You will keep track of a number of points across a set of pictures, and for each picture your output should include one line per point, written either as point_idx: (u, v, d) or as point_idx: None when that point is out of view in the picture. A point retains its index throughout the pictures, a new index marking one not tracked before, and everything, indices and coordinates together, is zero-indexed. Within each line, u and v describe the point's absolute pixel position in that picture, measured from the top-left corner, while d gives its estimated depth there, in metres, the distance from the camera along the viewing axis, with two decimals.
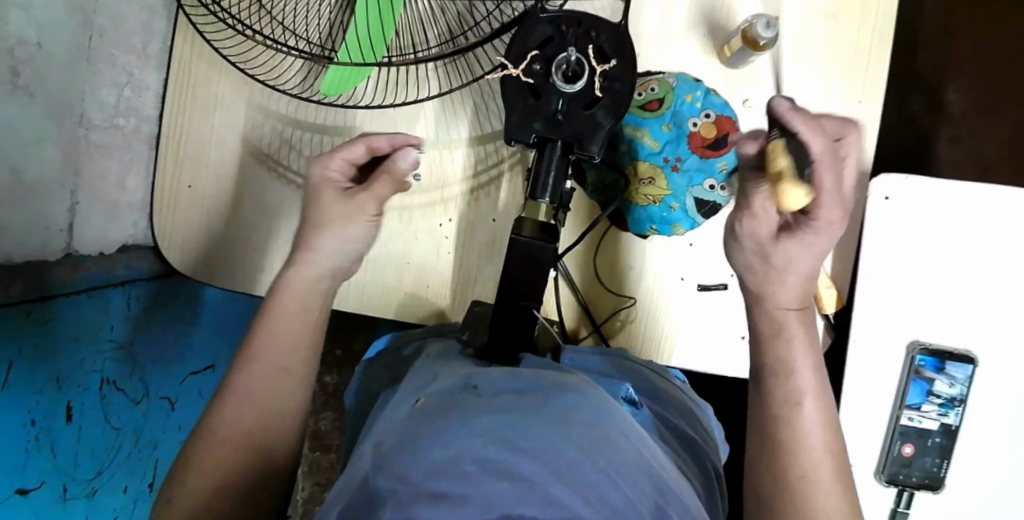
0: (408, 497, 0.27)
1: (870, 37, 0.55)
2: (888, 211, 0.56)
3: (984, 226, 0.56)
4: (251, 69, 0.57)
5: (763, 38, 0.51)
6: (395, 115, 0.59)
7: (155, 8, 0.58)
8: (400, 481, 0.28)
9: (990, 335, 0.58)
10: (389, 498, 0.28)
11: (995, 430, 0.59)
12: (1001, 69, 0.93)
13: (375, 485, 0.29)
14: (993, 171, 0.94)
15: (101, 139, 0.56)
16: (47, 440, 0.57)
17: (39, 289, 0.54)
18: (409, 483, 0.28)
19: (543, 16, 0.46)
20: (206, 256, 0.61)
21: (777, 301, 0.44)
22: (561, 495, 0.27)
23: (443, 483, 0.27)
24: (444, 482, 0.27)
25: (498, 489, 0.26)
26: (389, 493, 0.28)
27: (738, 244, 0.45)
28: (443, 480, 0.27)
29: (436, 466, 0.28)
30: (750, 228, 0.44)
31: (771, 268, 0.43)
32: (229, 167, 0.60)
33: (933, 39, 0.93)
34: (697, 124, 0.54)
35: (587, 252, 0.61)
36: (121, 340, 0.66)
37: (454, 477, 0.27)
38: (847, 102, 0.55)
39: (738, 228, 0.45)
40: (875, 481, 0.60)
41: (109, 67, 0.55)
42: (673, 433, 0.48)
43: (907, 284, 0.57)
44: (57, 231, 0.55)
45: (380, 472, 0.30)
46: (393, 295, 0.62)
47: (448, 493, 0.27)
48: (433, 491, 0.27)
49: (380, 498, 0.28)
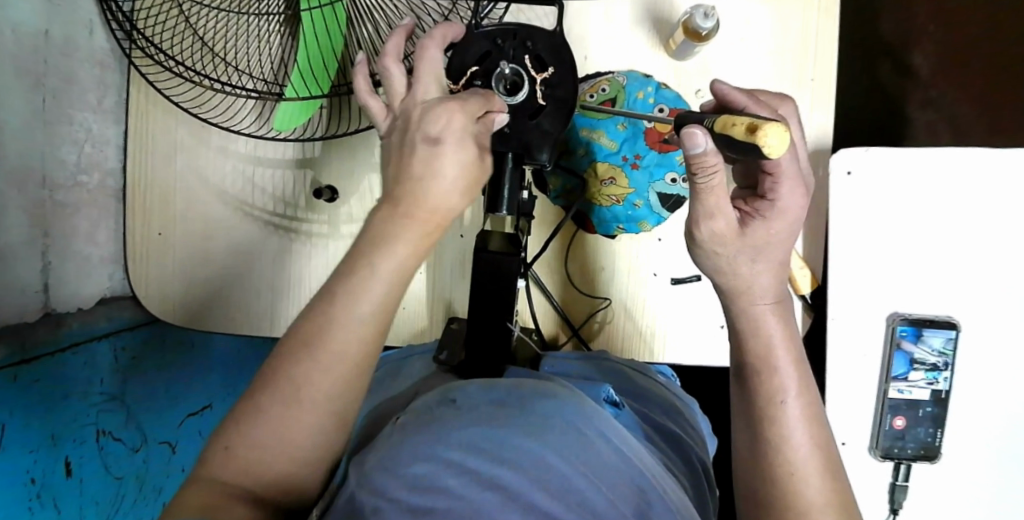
0: (395, 514, 0.29)
1: (815, 13, 0.55)
2: (851, 186, 0.56)
3: (951, 191, 0.56)
4: (204, 112, 0.59)
5: (704, 28, 0.51)
6: (354, 141, 0.60)
7: (107, 62, 0.59)
8: (384, 499, 0.30)
9: (969, 300, 0.57)
10: (372, 515, 0.29)
11: (986, 393, 0.58)
12: (968, 27, 0.93)
13: (358, 502, 0.31)
14: (973, 130, 0.92)
15: (67, 198, 0.57)
16: (50, 496, 0.58)
17: (24, 350, 0.55)
18: (393, 500, 0.30)
19: (479, 32, 0.46)
20: (182, 301, 0.61)
21: (755, 298, 0.39)
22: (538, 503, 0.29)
23: (425, 498, 0.29)
24: (426, 498, 0.29)
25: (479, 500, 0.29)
26: (371, 512, 0.30)
27: (704, 246, 0.39)
28: (425, 495, 0.29)
29: (418, 482, 0.30)
30: (711, 229, 0.38)
31: (750, 262, 0.38)
32: (199, 210, 0.60)
33: (893, 5, 0.93)
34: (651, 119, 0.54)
35: (557, 256, 0.62)
36: (112, 391, 0.66)
37: (435, 493, 0.29)
38: (800, 82, 0.55)
39: (697, 235, 0.39)
40: (869, 456, 0.60)
41: (67, 127, 0.56)
42: (657, 430, 0.48)
43: (881, 257, 0.57)
44: (33, 291, 0.55)
45: (362, 489, 0.31)
46: None
47: (432, 509, 0.29)
48: (416, 507, 0.29)
49: (364, 516, 0.29)
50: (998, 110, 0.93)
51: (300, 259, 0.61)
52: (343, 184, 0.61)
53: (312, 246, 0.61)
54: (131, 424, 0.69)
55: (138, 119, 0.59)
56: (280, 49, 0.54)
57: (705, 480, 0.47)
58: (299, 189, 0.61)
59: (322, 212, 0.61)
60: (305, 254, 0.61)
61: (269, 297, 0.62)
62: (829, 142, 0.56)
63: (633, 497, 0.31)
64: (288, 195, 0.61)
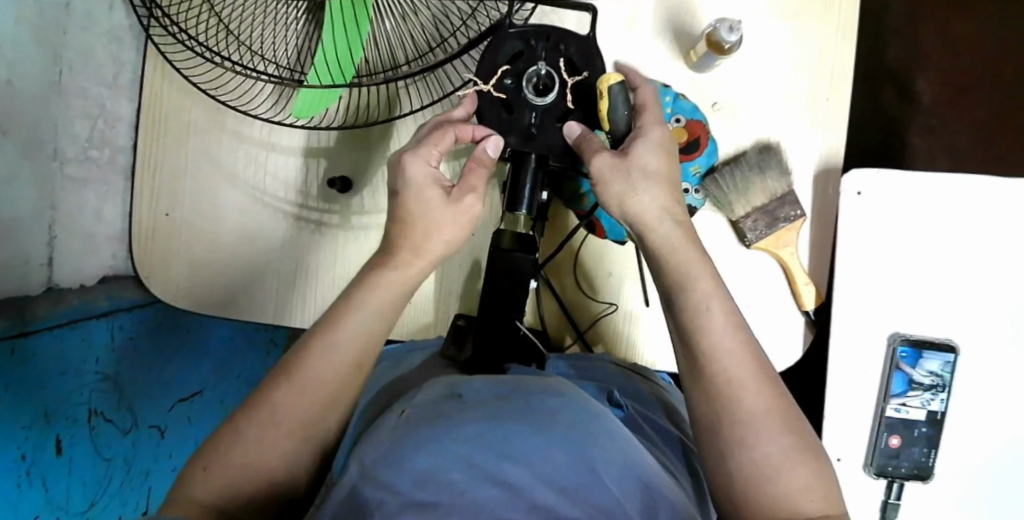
0: (399, 508, 0.28)
1: (834, 34, 0.56)
2: (861, 206, 0.57)
3: (956, 215, 0.57)
4: (221, 95, 0.58)
5: (728, 41, 0.52)
6: (369, 133, 0.60)
7: (124, 38, 0.58)
8: (389, 491, 0.30)
9: (968, 325, 0.58)
10: (376, 510, 0.29)
11: (979, 417, 0.60)
12: (972, 56, 0.94)
13: (362, 496, 0.30)
14: (972, 157, 0.94)
15: (76, 173, 0.56)
16: (39, 474, 0.57)
17: (23, 323, 0.54)
18: (397, 494, 0.29)
19: (512, 31, 0.45)
20: (186, 283, 0.60)
21: None
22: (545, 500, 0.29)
23: (431, 492, 0.29)
24: (429, 493, 0.29)
25: (486, 494, 0.29)
26: (376, 507, 0.29)
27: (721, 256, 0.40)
28: (431, 488, 0.29)
29: (421, 476, 0.30)
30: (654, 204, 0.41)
31: None
32: (208, 193, 0.60)
33: (899, 32, 0.95)
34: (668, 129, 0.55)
35: (567, 259, 0.62)
36: (108, 370, 0.65)
37: (440, 485, 0.29)
38: (816, 101, 0.56)
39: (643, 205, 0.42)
40: (864, 474, 0.61)
41: (80, 100, 0.55)
42: (662, 435, 0.47)
43: (885, 277, 0.58)
44: (35, 265, 0.54)
45: (366, 482, 0.31)
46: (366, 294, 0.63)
47: (436, 501, 0.28)
48: (419, 500, 0.28)
49: (368, 511, 0.29)
50: (997, 139, 0.94)
51: (306, 247, 0.61)
52: (355, 174, 0.60)
53: (320, 235, 0.61)
54: (124, 407, 0.68)
55: (154, 97, 0.58)
56: (303, 35, 0.53)
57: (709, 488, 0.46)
58: (310, 177, 0.60)
59: (333, 202, 0.60)
60: (313, 244, 0.61)
61: (274, 285, 0.61)
62: (838, 161, 0.56)
63: (638, 495, 0.32)
64: (299, 184, 0.60)
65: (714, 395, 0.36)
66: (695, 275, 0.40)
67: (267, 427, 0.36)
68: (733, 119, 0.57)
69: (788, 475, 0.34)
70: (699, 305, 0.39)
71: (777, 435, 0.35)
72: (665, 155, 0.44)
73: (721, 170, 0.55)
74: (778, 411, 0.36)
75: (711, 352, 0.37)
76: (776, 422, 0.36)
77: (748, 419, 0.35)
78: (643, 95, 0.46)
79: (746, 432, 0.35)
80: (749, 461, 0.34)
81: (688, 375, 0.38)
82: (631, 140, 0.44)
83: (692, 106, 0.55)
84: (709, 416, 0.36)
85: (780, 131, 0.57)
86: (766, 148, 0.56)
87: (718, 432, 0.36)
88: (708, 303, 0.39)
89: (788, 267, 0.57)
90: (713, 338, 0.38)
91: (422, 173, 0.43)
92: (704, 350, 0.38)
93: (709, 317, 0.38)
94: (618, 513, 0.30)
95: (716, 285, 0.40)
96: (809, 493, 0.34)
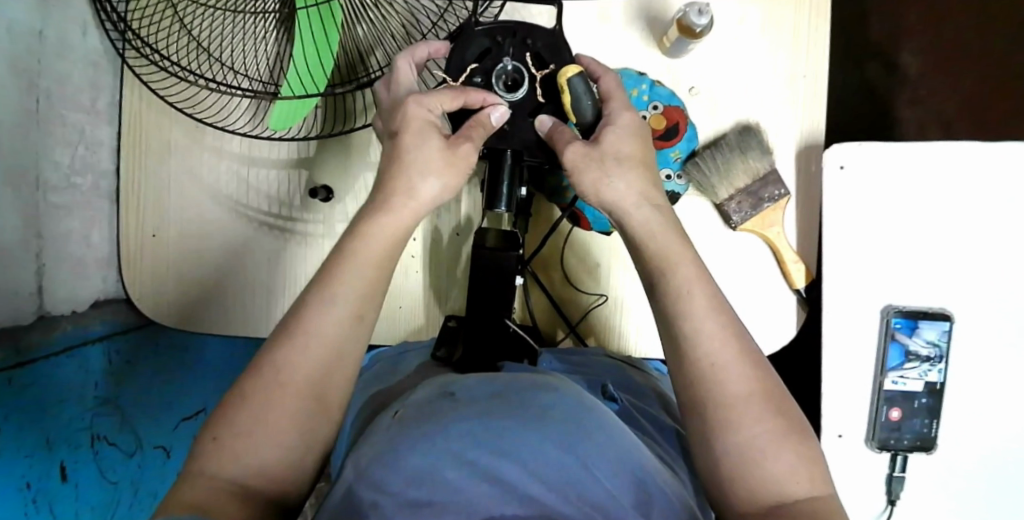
0: (394, 510, 0.29)
1: (807, 10, 0.55)
2: (844, 180, 0.56)
3: (944, 184, 0.57)
4: (198, 113, 0.59)
5: (698, 25, 0.51)
6: (348, 141, 0.60)
7: (100, 63, 0.59)
8: (384, 492, 0.30)
9: (962, 293, 0.58)
10: (371, 511, 0.30)
11: (980, 385, 0.59)
12: (955, 25, 0.94)
13: (357, 495, 0.31)
14: (962, 127, 0.94)
15: (61, 200, 0.56)
16: (46, 501, 0.58)
17: (18, 355, 0.54)
18: (392, 494, 0.30)
19: (479, 29, 0.45)
20: (178, 303, 0.61)
21: None
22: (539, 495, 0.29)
23: (424, 492, 0.30)
24: (423, 492, 0.29)
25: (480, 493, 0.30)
26: (370, 507, 0.30)
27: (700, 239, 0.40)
28: (425, 488, 0.30)
29: (416, 474, 0.30)
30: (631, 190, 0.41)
31: None
32: (192, 212, 0.60)
33: (880, 4, 0.94)
34: (646, 116, 0.55)
35: (555, 253, 0.62)
36: (106, 394, 0.66)
37: (434, 486, 0.30)
38: (793, 78, 0.56)
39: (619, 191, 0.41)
40: (866, 448, 0.61)
41: (60, 128, 0.55)
42: (655, 425, 0.47)
43: (875, 250, 0.58)
44: (27, 295, 0.55)
45: (360, 482, 0.31)
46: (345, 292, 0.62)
47: (430, 501, 0.29)
48: (413, 499, 0.29)
49: (363, 511, 0.30)
50: (985, 107, 0.94)
51: (293, 259, 0.61)
52: (337, 183, 0.60)
53: (306, 246, 0.61)
54: (128, 430, 0.68)
55: (133, 120, 0.59)
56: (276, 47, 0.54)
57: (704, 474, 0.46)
58: (293, 189, 0.61)
59: (317, 212, 0.61)
60: (300, 256, 0.61)
61: (264, 301, 0.61)
62: (819, 138, 0.57)
63: (631, 487, 0.32)
64: (283, 197, 0.60)
65: (699, 377, 0.36)
66: (675, 261, 0.40)
67: None
68: (712, 104, 0.57)
69: (776, 453, 0.34)
70: (683, 290, 0.39)
71: (764, 413, 0.35)
72: (639, 142, 0.43)
73: (702, 154, 0.55)
74: (766, 390, 0.36)
75: (699, 334, 0.37)
76: (764, 402, 0.36)
77: (736, 401, 0.35)
78: (608, 84, 0.46)
79: (734, 412, 0.35)
80: (740, 442, 0.34)
81: (673, 360, 0.38)
82: (601, 128, 0.43)
83: (670, 93, 0.55)
84: (695, 399, 0.36)
85: (759, 111, 0.57)
86: (746, 129, 0.56)
87: (704, 414, 0.36)
88: (691, 287, 0.39)
89: (775, 246, 0.57)
90: (698, 321, 0.38)
91: (418, 113, 0.41)
92: (688, 333, 0.37)
93: (693, 302, 0.38)
94: (610, 508, 0.31)
95: (699, 269, 0.40)
96: (796, 470, 0.34)
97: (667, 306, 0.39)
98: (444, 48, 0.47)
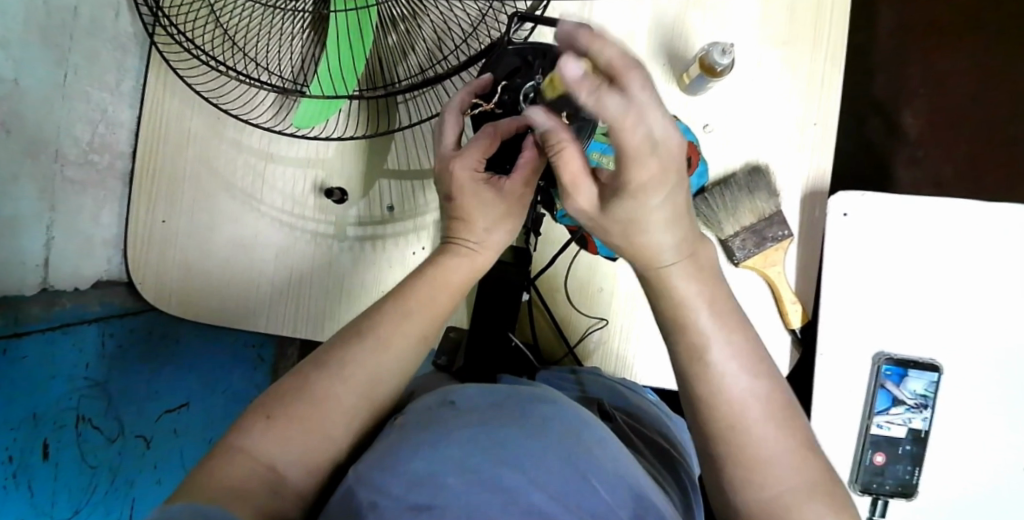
0: (395, 512, 0.29)
1: (821, 58, 0.57)
2: (846, 226, 0.59)
3: (944, 239, 0.59)
4: (224, 103, 0.59)
5: (719, 64, 0.53)
6: (371, 147, 0.61)
7: (129, 46, 0.60)
8: (384, 493, 0.30)
9: (951, 346, 0.60)
10: (369, 511, 0.29)
11: (964, 436, 0.61)
12: (956, 92, 0.98)
13: (357, 498, 0.31)
14: (958, 187, 0.97)
15: (76, 175, 0.57)
16: (24, 478, 0.57)
17: (15, 325, 0.55)
18: (394, 496, 0.30)
19: (511, 48, 0.47)
20: (180, 290, 0.61)
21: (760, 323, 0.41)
22: (540, 504, 0.29)
23: (425, 496, 0.29)
24: (425, 495, 0.29)
25: (479, 500, 0.29)
26: (369, 506, 0.30)
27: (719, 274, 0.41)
28: (425, 493, 0.29)
29: (417, 478, 0.30)
30: None
31: None
32: (204, 203, 0.60)
33: (884, 67, 0.98)
34: None
35: (559, 273, 0.64)
36: (96, 377, 0.65)
37: (434, 491, 0.29)
38: (804, 125, 0.58)
39: None
40: (851, 491, 0.62)
41: (83, 104, 0.56)
42: (648, 446, 0.48)
43: (871, 297, 0.60)
44: (33, 265, 0.55)
45: (362, 485, 0.31)
46: (355, 287, 0.62)
47: (431, 506, 0.29)
48: (414, 503, 0.29)
49: (361, 511, 0.30)
50: (981, 171, 0.97)
51: (301, 256, 0.61)
52: (353, 185, 0.61)
53: (317, 245, 0.61)
54: (112, 415, 0.66)
55: (155, 103, 0.60)
56: (307, 47, 0.53)
57: (698, 490, 0.47)
58: (309, 188, 0.61)
59: (329, 211, 0.61)
60: (306, 252, 0.61)
61: (268, 296, 0.61)
62: (825, 185, 0.58)
63: (630, 502, 0.32)
64: (297, 193, 0.61)
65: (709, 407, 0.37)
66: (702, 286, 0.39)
67: (263, 431, 0.36)
68: (725, 141, 0.59)
69: (791, 471, 0.35)
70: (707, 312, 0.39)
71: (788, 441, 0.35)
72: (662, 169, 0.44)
73: (736, 179, 0.58)
74: (784, 415, 0.37)
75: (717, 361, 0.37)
76: (780, 429, 0.36)
77: (753, 429, 0.36)
78: None
79: (753, 428, 0.36)
80: (755, 467, 0.35)
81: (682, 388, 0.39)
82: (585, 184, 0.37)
83: None
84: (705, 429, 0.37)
85: (768, 152, 0.59)
86: (756, 170, 0.58)
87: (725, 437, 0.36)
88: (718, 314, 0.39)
89: (775, 286, 0.59)
90: (724, 345, 0.38)
91: (467, 178, 0.44)
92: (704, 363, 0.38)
93: (713, 322, 0.38)
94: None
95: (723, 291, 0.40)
96: (812, 490, 0.35)
97: (693, 328, 0.38)
98: (485, 83, 0.47)
